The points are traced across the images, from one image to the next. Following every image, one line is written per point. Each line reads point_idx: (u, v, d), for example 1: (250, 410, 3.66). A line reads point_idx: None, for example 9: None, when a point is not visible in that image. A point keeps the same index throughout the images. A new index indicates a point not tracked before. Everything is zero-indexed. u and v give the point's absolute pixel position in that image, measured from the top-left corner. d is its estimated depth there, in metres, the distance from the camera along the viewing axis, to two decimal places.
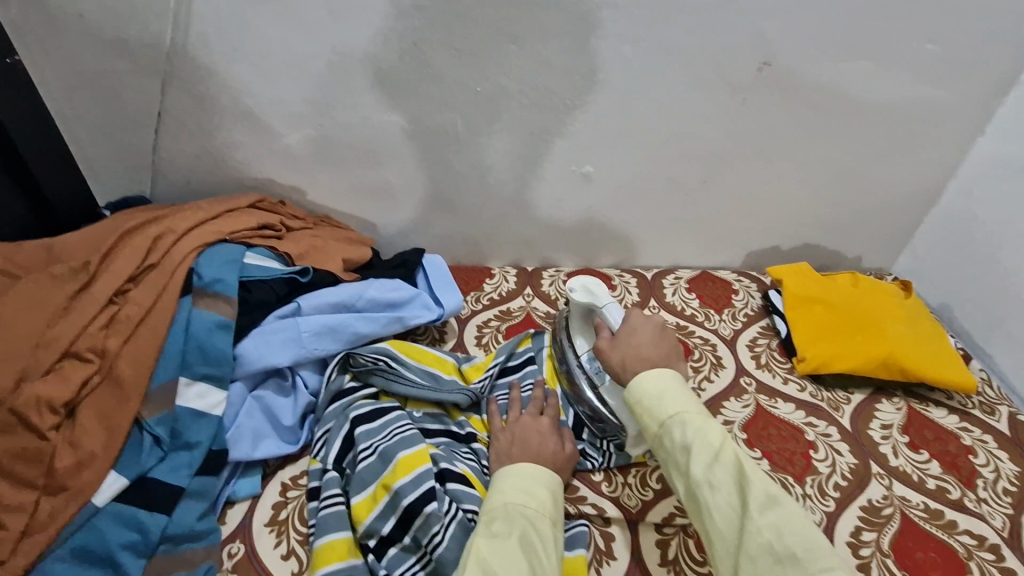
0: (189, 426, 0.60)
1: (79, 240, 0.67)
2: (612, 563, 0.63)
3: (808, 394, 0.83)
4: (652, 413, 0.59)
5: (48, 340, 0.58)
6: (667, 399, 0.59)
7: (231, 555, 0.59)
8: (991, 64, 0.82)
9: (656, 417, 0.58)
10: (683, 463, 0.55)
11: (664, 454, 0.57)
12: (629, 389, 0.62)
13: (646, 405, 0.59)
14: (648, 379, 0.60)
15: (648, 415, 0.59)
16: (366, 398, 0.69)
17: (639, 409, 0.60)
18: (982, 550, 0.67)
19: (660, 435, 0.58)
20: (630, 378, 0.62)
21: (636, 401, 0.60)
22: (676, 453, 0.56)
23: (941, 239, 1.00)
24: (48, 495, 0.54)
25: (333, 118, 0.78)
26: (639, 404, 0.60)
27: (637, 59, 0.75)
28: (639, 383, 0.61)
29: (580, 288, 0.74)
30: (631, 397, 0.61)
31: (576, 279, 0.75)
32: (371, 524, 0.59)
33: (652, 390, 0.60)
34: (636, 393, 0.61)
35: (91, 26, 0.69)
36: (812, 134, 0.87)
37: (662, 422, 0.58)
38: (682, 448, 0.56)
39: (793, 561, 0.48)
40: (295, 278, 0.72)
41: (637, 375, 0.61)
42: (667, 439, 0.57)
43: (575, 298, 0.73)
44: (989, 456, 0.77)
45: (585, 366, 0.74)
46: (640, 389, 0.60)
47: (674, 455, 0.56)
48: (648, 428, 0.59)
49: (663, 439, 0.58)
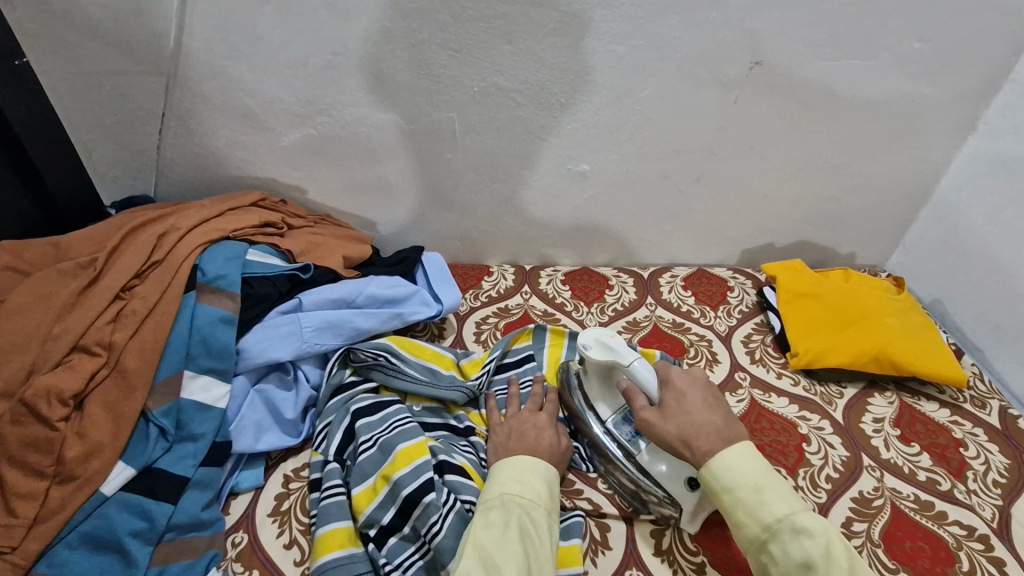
0: (193, 418, 0.62)
1: (87, 237, 0.68)
2: (607, 553, 0.64)
3: (801, 389, 0.85)
4: (754, 514, 0.54)
5: (57, 334, 0.59)
6: (769, 499, 0.54)
7: (235, 544, 0.60)
8: (980, 61, 0.83)
9: (760, 520, 0.53)
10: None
11: (772, 566, 0.52)
12: (720, 482, 0.56)
13: (747, 505, 0.54)
14: (743, 471, 0.56)
15: (750, 518, 0.54)
16: (365, 392, 0.71)
17: (736, 508, 0.55)
18: (971, 540, 0.68)
19: (768, 542, 0.52)
20: (711, 464, 0.57)
21: (731, 496, 0.55)
22: (790, 566, 0.51)
23: (933, 235, 1.02)
24: (58, 484, 0.55)
25: (332, 117, 0.80)
26: (736, 502, 0.55)
27: (630, 57, 0.77)
28: (732, 476, 0.56)
29: (594, 343, 0.68)
30: (723, 489, 0.55)
31: (589, 335, 0.69)
32: (372, 514, 0.60)
33: (750, 486, 0.55)
34: (731, 488, 0.55)
35: (96, 27, 0.70)
36: (804, 131, 0.88)
37: (769, 526, 0.53)
38: (798, 562, 0.51)
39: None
40: (296, 275, 0.74)
41: (719, 459, 0.57)
42: (777, 548, 0.52)
43: (592, 356, 0.68)
44: (978, 449, 0.78)
45: (612, 432, 0.70)
46: (735, 484, 0.55)
47: (788, 568, 0.51)
48: (749, 532, 0.54)
49: (769, 546, 0.52)
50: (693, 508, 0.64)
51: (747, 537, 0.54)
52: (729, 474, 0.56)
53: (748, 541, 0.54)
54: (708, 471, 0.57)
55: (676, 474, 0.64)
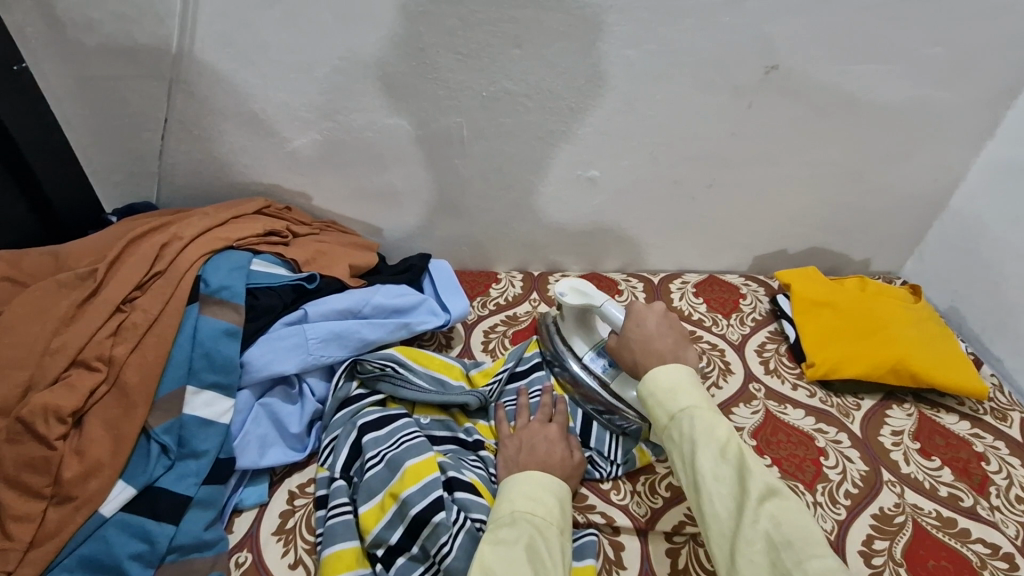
0: (196, 434, 0.60)
1: (87, 246, 0.67)
2: (621, 573, 0.62)
3: (817, 400, 0.83)
4: (662, 405, 0.59)
5: (54, 349, 0.57)
6: (680, 393, 0.58)
7: (238, 564, 0.58)
8: (1001, 65, 0.81)
9: (668, 409, 0.58)
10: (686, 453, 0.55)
11: (671, 446, 0.57)
12: (644, 380, 0.61)
13: (660, 397, 0.59)
14: (665, 371, 0.61)
15: (660, 406, 0.59)
16: (372, 406, 0.69)
17: (653, 401, 0.60)
18: (996, 559, 0.66)
19: (668, 427, 0.57)
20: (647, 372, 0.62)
21: (649, 395, 0.60)
22: (682, 443, 0.55)
23: (949, 242, 1.00)
24: (56, 505, 0.53)
25: (339, 123, 0.78)
26: (652, 397, 0.60)
27: (644, 61, 0.75)
28: (654, 376, 0.61)
29: (569, 291, 0.75)
30: (644, 390, 0.61)
31: (563, 284, 0.75)
32: (379, 533, 0.59)
33: (666, 383, 0.60)
34: (651, 388, 0.60)
35: (97, 31, 0.68)
36: (820, 136, 0.86)
37: (672, 414, 0.57)
38: (688, 439, 0.55)
39: (790, 555, 0.47)
40: (301, 285, 0.72)
41: (652, 369, 0.62)
42: (674, 430, 0.57)
43: (569, 302, 0.74)
44: (1001, 463, 0.76)
45: (589, 367, 0.75)
46: (655, 381, 0.60)
47: (680, 446, 0.56)
48: (658, 419, 0.59)
49: (669, 430, 0.57)
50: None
51: (657, 424, 0.59)
52: (652, 376, 0.61)
53: (659, 428, 0.59)
54: (642, 376, 0.62)
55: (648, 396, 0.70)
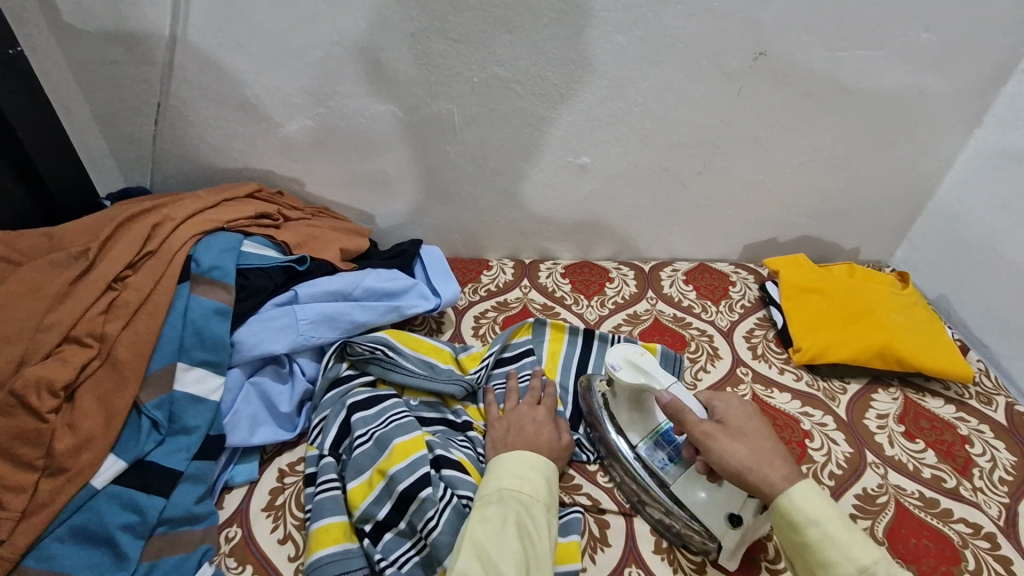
0: (186, 411, 0.61)
1: (80, 227, 0.68)
2: (606, 550, 0.63)
3: (804, 384, 0.84)
4: (844, 555, 0.50)
5: (47, 325, 0.58)
6: (859, 540, 0.51)
7: (228, 538, 0.59)
8: (988, 52, 0.82)
9: (855, 560, 0.50)
10: None
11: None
12: (805, 513, 0.52)
13: (836, 542, 0.51)
14: (825, 501, 0.53)
15: (841, 556, 0.50)
16: (362, 386, 0.70)
17: (824, 543, 0.51)
18: (977, 538, 0.67)
19: None
20: (786, 495, 0.54)
21: (819, 533, 0.51)
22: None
23: (938, 230, 1.00)
24: (48, 476, 0.54)
25: (331, 108, 0.79)
26: (825, 538, 0.51)
27: (633, 46, 0.76)
28: (817, 509, 0.52)
29: (624, 364, 0.66)
30: (808, 524, 0.52)
31: (616, 355, 0.67)
32: (367, 509, 0.59)
33: (837, 521, 0.52)
34: (819, 523, 0.52)
35: (90, 16, 0.69)
36: (808, 123, 0.87)
37: (865, 568, 0.49)
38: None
39: None
40: (292, 267, 0.73)
41: (800, 490, 0.53)
42: None
43: (623, 378, 0.66)
44: (984, 445, 0.77)
45: (645, 458, 0.67)
46: (823, 518, 0.52)
47: None
48: (839, 572, 0.50)
49: None
50: (735, 546, 0.60)
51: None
52: (816, 508, 0.52)
53: None
54: (785, 497, 0.53)
55: (716, 504, 0.61)
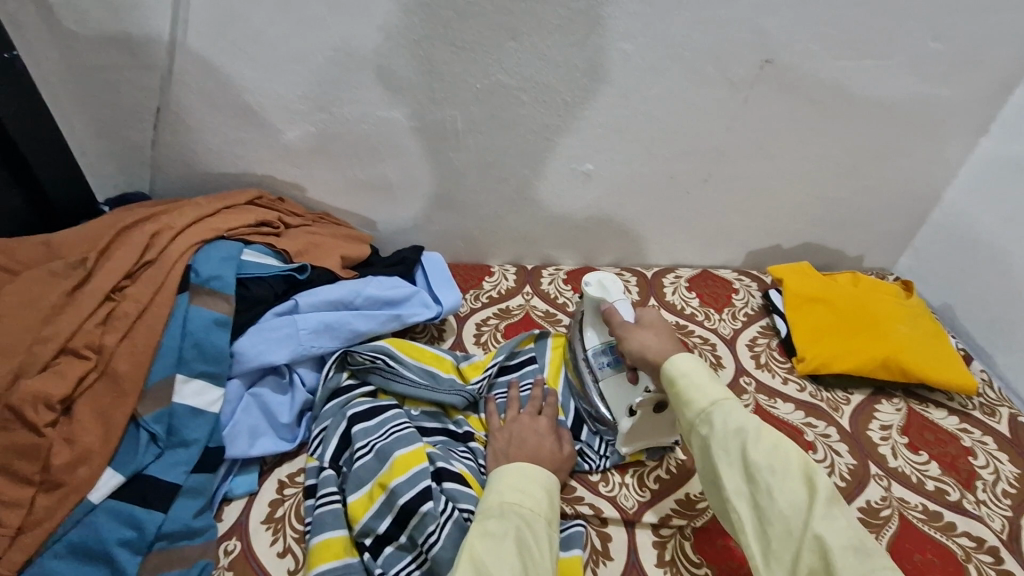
0: (185, 423, 0.60)
1: (77, 235, 0.67)
2: (608, 563, 0.63)
3: (807, 395, 0.83)
4: (699, 391, 0.59)
5: (45, 337, 0.57)
6: (714, 384, 0.60)
7: (227, 552, 0.59)
8: (997, 61, 0.81)
9: (709, 396, 0.59)
10: (735, 445, 0.55)
11: (712, 435, 0.57)
12: (673, 365, 0.62)
13: (696, 384, 0.60)
14: (697, 359, 0.62)
15: (698, 393, 0.59)
16: (363, 396, 0.69)
17: (688, 386, 0.60)
18: (981, 552, 0.66)
19: (710, 414, 0.58)
20: (670, 359, 0.63)
21: (685, 379, 0.61)
22: (726, 433, 0.56)
23: (943, 240, 1.00)
24: (44, 491, 0.54)
25: (332, 114, 0.78)
26: (689, 383, 0.60)
27: (638, 55, 0.75)
28: (689, 363, 0.61)
29: (594, 282, 0.74)
30: (672, 372, 0.62)
31: (593, 275, 0.75)
32: (368, 523, 0.59)
33: (702, 371, 0.61)
34: (685, 372, 0.61)
35: (87, 20, 0.68)
36: (813, 132, 0.87)
37: (714, 401, 0.58)
38: (734, 429, 0.56)
39: (854, 550, 0.48)
40: (293, 275, 0.72)
41: (681, 353, 0.63)
42: (718, 417, 0.57)
43: (587, 292, 0.73)
44: (988, 457, 0.76)
45: (589, 359, 0.74)
46: (691, 369, 0.61)
47: (726, 438, 0.56)
48: (695, 405, 0.59)
49: (709, 418, 0.57)
50: (629, 433, 0.69)
51: (693, 410, 0.59)
52: (685, 362, 0.62)
53: (696, 416, 0.59)
54: (669, 361, 0.62)
55: (624, 398, 0.70)
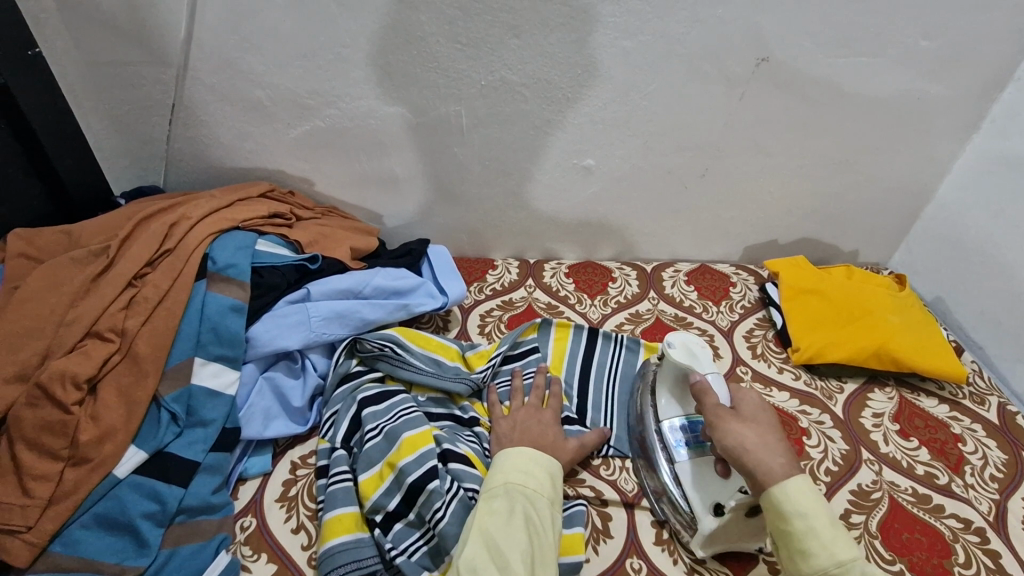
0: (203, 404, 0.63)
1: (98, 225, 0.70)
2: (608, 541, 0.65)
3: (802, 383, 0.86)
4: (824, 547, 0.52)
5: (70, 319, 0.60)
6: (840, 538, 0.52)
7: (243, 528, 0.61)
8: (985, 60, 0.83)
9: (835, 555, 0.52)
10: None
11: None
12: (784, 501, 0.54)
13: (817, 535, 0.53)
14: (815, 496, 0.54)
15: (822, 549, 0.52)
16: (372, 381, 0.72)
17: (808, 535, 0.53)
18: (968, 532, 0.69)
19: None
20: (778, 486, 0.55)
21: (804, 523, 0.53)
22: None
23: (935, 234, 1.02)
24: (72, 466, 0.56)
25: (341, 110, 0.80)
26: (808, 531, 0.53)
27: (637, 53, 0.77)
28: (806, 504, 0.54)
29: (679, 345, 0.72)
30: (787, 510, 0.54)
31: (678, 337, 0.73)
32: (378, 500, 0.61)
33: (824, 518, 0.53)
34: (805, 515, 0.53)
35: (108, 17, 0.71)
36: (808, 128, 0.89)
37: (843, 563, 0.51)
38: None
39: None
40: (304, 265, 0.74)
41: (793, 481, 0.55)
42: None
43: (673, 354, 0.71)
44: (976, 443, 0.79)
45: (664, 435, 0.70)
46: (810, 513, 0.54)
47: None
48: (816, 563, 0.52)
49: None
50: (711, 534, 0.62)
51: (815, 567, 0.52)
52: (801, 499, 0.54)
53: (816, 574, 0.52)
54: (778, 489, 0.55)
55: (708, 491, 0.64)
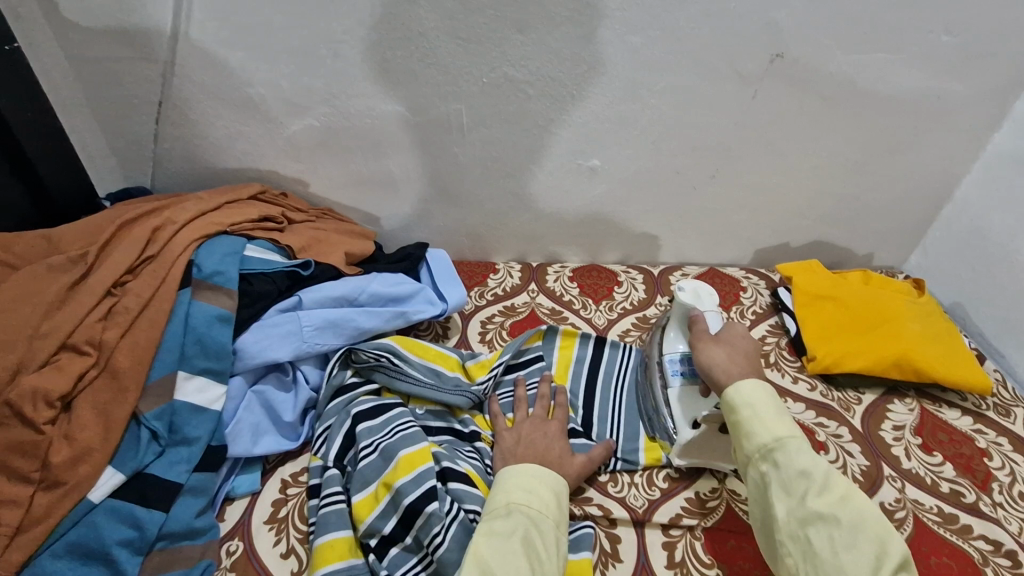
0: (188, 421, 0.59)
1: (79, 229, 0.66)
2: (617, 566, 0.62)
3: (818, 394, 0.82)
4: (763, 425, 0.57)
5: (44, 331, 0.56)
6: (780, 419, 0.58)
7: (229, 552, 0.58)
8: (1012, 56, 0.80)
9: (774, 432, 0.57)
10: (797, 487, 0.53)
11: (773, 475, 0.55)
12: (732, 392, 0.60)
13: (760, 417, 0.58)
14: (760, 388, 0.60)
15: (763, 427, 0.57)
16: (366, 395, 0.68)
17: (752, 418, 0.58)
18: (999, 556, 0.65)
19: (773, 451, 0.56)
20: (733, 385, 0.61)
21: (749, 409, 0.59)
22: (790, 476, 0.54)
23: (954, 237, 0.98)
24: (44, 490, 0.53)
25: (336, 108, 0.77)
26: (753, 414, 0.58)
27: (646, 48, 0.74)
28: (754, 394, 0.59)
29: (689, 289, 0.76)
30: (733, 398, 0.60)
31: (690, 281, 0.77)
32: (373, 523, 0.58)
33: (769, 405, 0.59)
34: (750, 402, 0.59)
35: (90, 11, 0.67)
36: (824, 127, 0.85)
37: (779, 438, 0.56)
38: (800, 472, 0.54)
39: None
40: (296, 271, 0.71)
41: (747, 381, 0.61)
42: (782, 457, 0.55)
43: (680, 295, 0.75)
44: (1004, 459, 0.75)
45: (664, 364, 0.74)
46: (757, 401, 0.59)
47: (788, 482, 0.54)
48: (757, 441, 0.57)
49: (773, 456, 0.56)
50: (687, 445, 0.68)
51: (756, 445, 0.57)
52: (747, 389, 0.60)
53: (757, 450, 0.57)
54: (733, 386, 0.61)
55: (692, 410, 0.69)
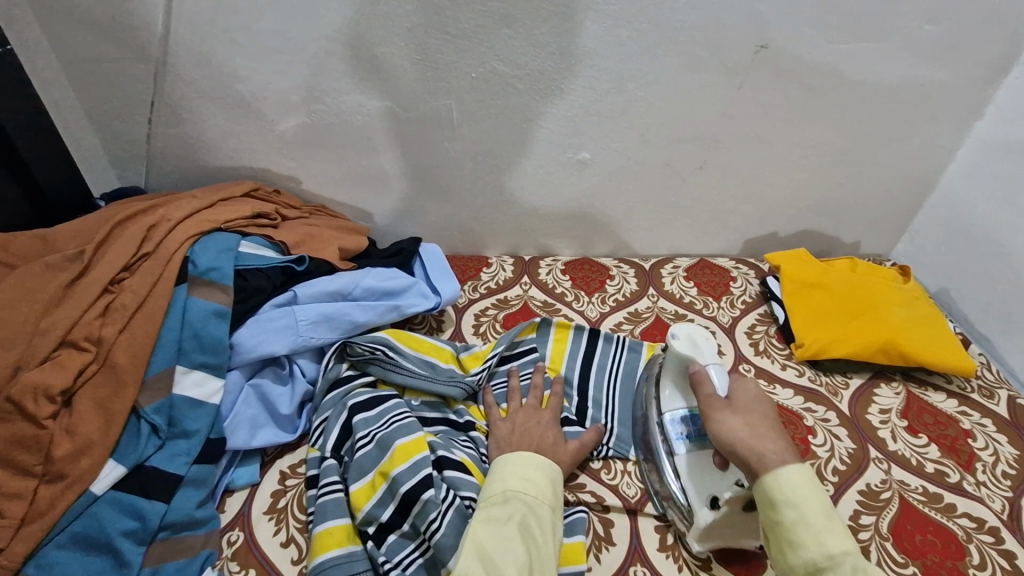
0: (186, 414, 0.60)
1: (74, 228, 0.67)
2: (611, 549, 0.63)
3: (806, 379, 0.83)
4: (814, 538, 0.50)
5: (43, 329, 0.57)
6: (834, 529, 0.50)
7: (230, 542, 0.59)
8: (992, 43, 0.81)
9: (826, 548, 0.49)
10: None
11: None
12: (773, 488, 0.52)
13: (810, 526, 0.50)
14: (808, 485, 0.52)
15: (813, 539, 0.50)
16: (362, 387, 0.69)
17: (797, 525, 0.50)
18: (982, 532, 0.67)
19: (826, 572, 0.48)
20: (773, 474, 0.53)
21: (795, 513, 0.51)
22: None
23: (940, 224, 1.00)
24: (47, 483, 0.54)
25: (326, 105, 0.78)
26: (801, 520, 0.50)
27: (632, 41, 0.75)
28: (802, 495, 0.51)
29: (683, 335, 0.70)
30: (778, 497, 0.52)
31: (683, 328, 0.70)
32: (371, 511, 0.59)
33: (819, 507, 0.51)
34: (798, 506, 0.51)
35: (81, 12, 0.68)
36: (809, 117, 0.86)
37: (833, 556, 0.49)
38: None
39: None
40: (290, 267, 0.72)
41: (789, 470, 0.53)
42: None
43: (676, 346, 0.69)
44: (987, 439, 0.77)
45: (665, 426, 0.69)
46: (804, 503, 0.51)
47: None
48: (806, 555, 0.50)
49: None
50: (706, 529, 0.61)
51: (803, 559, 0.50)
52: (793, 486, 0.52)
53: (805, 565, 0.49)
54: (773, 476, 0.53)
55: (705, 484, 0.63)
